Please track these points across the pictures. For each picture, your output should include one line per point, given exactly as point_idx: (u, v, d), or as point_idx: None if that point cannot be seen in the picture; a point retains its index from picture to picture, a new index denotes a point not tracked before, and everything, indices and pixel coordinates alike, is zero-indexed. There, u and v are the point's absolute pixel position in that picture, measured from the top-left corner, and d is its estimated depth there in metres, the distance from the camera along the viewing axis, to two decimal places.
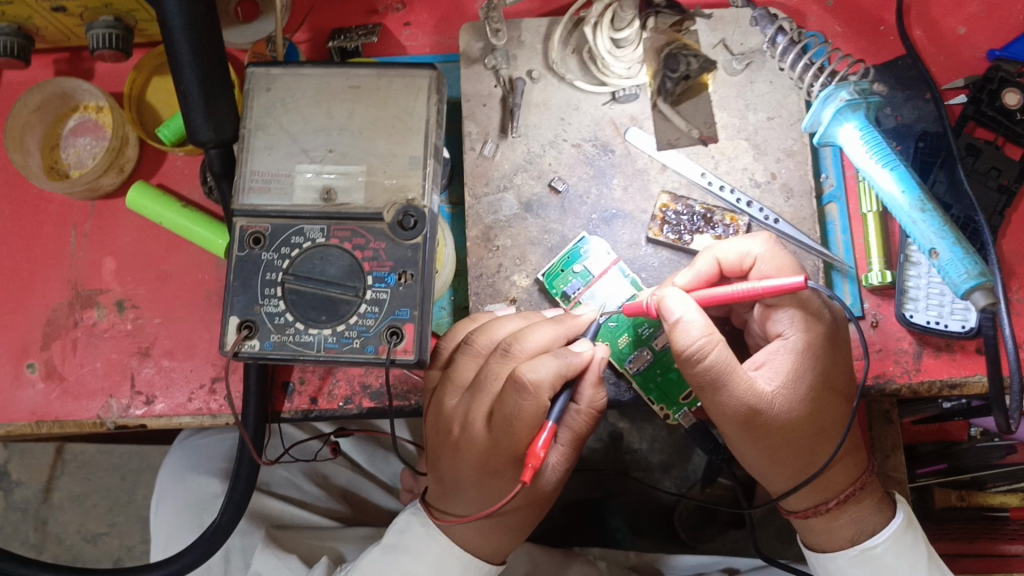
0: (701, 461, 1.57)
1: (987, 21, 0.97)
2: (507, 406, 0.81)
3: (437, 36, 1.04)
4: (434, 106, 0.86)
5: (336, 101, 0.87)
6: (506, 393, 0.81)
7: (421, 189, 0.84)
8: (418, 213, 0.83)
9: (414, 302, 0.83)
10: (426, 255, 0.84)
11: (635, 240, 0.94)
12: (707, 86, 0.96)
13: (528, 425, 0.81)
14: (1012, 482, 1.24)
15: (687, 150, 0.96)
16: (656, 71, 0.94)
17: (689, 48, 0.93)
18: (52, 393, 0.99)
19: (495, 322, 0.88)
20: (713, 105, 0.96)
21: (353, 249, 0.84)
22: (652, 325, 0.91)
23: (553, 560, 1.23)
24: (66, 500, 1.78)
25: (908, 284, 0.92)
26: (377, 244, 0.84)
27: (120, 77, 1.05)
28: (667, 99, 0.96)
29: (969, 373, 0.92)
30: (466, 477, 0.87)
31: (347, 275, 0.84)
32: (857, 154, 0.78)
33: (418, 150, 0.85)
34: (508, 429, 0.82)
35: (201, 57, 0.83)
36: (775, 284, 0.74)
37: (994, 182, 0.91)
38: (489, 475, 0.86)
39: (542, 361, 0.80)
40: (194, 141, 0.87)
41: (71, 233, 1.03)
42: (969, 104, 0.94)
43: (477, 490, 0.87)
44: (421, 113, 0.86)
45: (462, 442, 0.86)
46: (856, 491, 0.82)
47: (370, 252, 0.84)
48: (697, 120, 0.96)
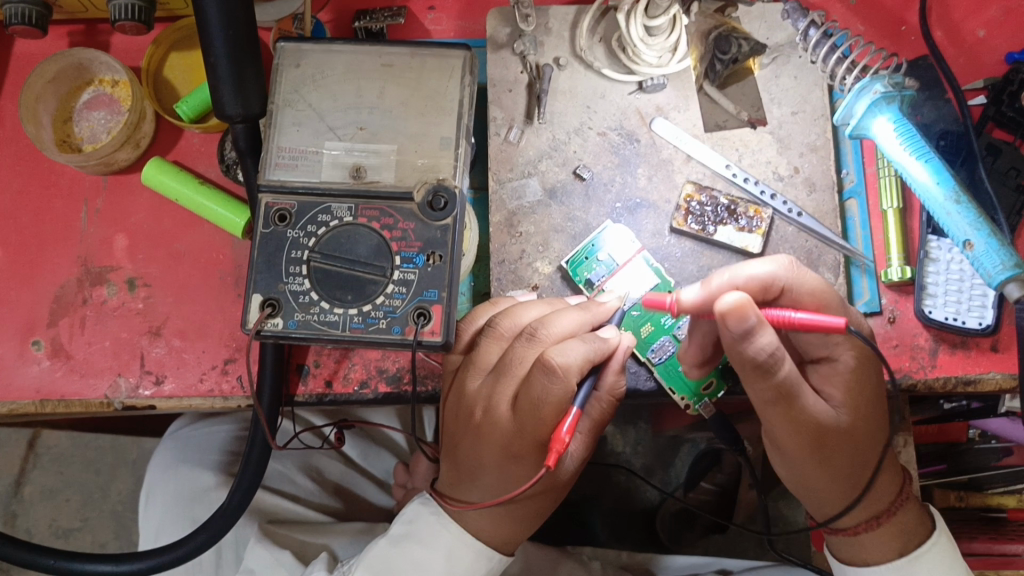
0: (684, 463, 1.58)
1: (1006, 25, 1.01)
2: (533, 391, 0.80)
3: (461, 20, 1.04)
4: (467, 88, 0.86)
5: (368, 79, 0.87)
6: (532, 377, 0.80)
7: (451, 170, 0.84)
8: (449, 194, 0.82)
9: (442, 284, 0.81)
10: (455, 236, 0.82)
11: (658, 230, 0.94)
12: (753, 72, 0.98)
13: (554, 411, 0.79)
14: (1009, 483, 1.23)
15: (735, 132, 0.96)
16: (702, 54, 0.97)
17: (738, 31, 0.95)
18: (58, 371, 0.96)
19: (519, 307, 0.87)
20: (759, 88, 0.97)
21: (381, 228, 0.82)
22: (675, 315, 0.90)
23: (546, 557, 1.21)
24: (38, 493, 1.76)
25: (927, 280, 0.93)
26: (405, 225, 0.82)
27: (138, 52, 1.04)
28: (713, 82, 0.98)
29: (984, 371, 0.92)
30: (485, 462, 0.85)
31: (375, 255, 0.82)
32: (892, 146, 0.81)
33: (450, 131, 0.85)
34: (534, 415, 0.80)
35: (230, 29, 0.81)
36: (810, 317, 0.69)
37: (1013, 182, 0.94)
38: (510, 462, 0.84)
39: (571, 345, 0.79)
40: (222, 115, 0.86)
41: (83, 208, 1.01)
42: (989, 104, 0.96)
43: (496, 476, 0.86)
44: (454, 94, 0.86)
45: (483, 426, 0.84)
46: (903, 502, 0.84)
47: (398, 232, 0.82)
48: (745, 103, 0.97)
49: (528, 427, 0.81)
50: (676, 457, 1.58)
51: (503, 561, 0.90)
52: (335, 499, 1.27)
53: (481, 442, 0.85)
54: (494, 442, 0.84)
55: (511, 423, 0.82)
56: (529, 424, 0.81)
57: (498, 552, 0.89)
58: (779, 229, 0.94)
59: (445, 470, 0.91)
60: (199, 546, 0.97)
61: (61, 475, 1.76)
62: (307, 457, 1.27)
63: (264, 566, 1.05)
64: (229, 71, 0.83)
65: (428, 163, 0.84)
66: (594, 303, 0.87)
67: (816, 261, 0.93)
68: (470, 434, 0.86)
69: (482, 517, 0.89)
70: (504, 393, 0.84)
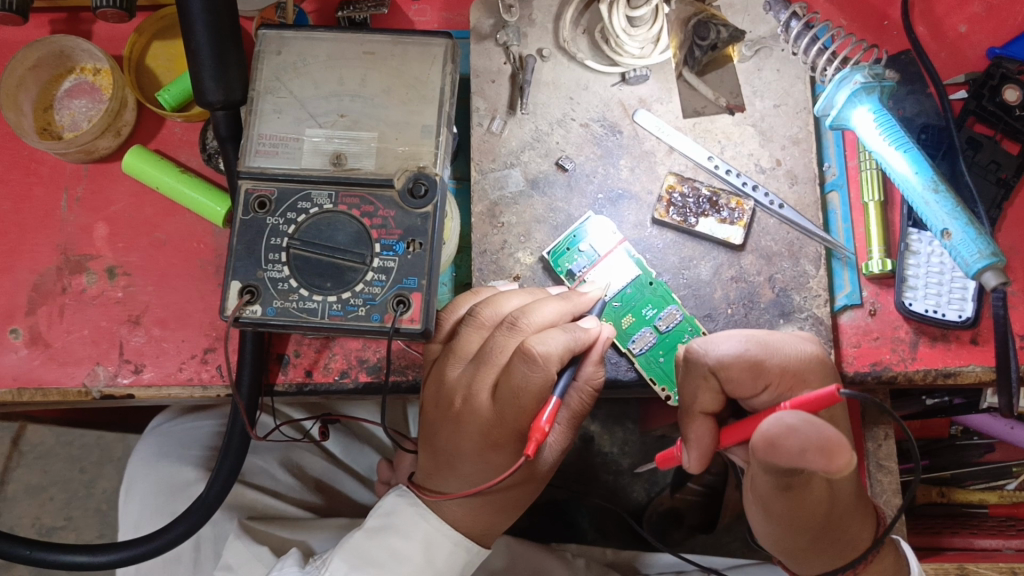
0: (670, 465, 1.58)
1: (988, 20, 1.01)
2: (513, 377, 0.80)
3: (446, 12, 1.04)
4: (448, 76, 0.86)
5: (349, 68, 0.86)
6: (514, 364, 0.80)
7: (432, 158, 0.84)
8: (430, 181, 0.82)
9: (422, 271, 0.81)
10: (436, 224, 0.82)
11: (640, 221, 0.94)
12: (732, 60, 0.98)
13: (537, 396, 0.79)
14: (990, 480, 1.24)
15: (713, 118, 0.97)
16: (682, 42, 0.96)
17: (718, 18, 0.94)
18: (36, 359, 0.95)
19: (501, 296, 0.87)
20: (739, 76, 0.97)
21: (362, 216, 0.82)
22: (656, 307, 0.90)
23: (530, 551, 1.21)
24: (21, 491, 1.75)
25: (908, 272, 0.93)
26: (386, 212, 0.82)
27: (120, 40, 1.03)
28: (693, 68, 0.98)
29: (964, 363, 0.93)
30: (467, 450, 0.85)
31: (354, 242, 0.81)
32: (870, 136, 0.82)
33: (432, 119, 0.85)
34: (516, 400, 0.80)
35: (213, 14, 0.82)
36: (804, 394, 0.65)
37: (994, 176, 0.94)
38: (490, 449, 0.84)
39: (551, 333, 0.79)
40: (202, 102, 0.85)
41: (63, 196, 1.00)
42: (970, 99, 0.97)
43: (478, 465, 0.85)
44: (435, 82, 0.86)
45: (465, 414, 0.84)
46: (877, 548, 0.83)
47: (378, 220, 0.82)
48: (723, 90, 0.98)
49: (510, 412, 0.81)
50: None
51: (481, 552, 0.90)
52: (315, 495, 1.27)
53: (462, 429, 0.85)
54: (476, 429, 0.84)
55: (491, 407, 0.82)
56: (510, 409, 0.81)
57: (477, 542, 0.89)
58: (761, 222, 0.94)
59: (423, 461, 0.91)
60: (176, 538, 0.96)
61: (45, 474, 1.74)
62: (288, 451, 1.27)
63: (243, 559, 1.05)
64: (210, 56, 0.82)
65: (407, 151, 0.84)
66: (575, 293, 0.87)
67: (797, 253, 0.93)
68: (452, 420, 0.86)
69: (462, 508, 0.88)
70: (485, 380, 0.84)
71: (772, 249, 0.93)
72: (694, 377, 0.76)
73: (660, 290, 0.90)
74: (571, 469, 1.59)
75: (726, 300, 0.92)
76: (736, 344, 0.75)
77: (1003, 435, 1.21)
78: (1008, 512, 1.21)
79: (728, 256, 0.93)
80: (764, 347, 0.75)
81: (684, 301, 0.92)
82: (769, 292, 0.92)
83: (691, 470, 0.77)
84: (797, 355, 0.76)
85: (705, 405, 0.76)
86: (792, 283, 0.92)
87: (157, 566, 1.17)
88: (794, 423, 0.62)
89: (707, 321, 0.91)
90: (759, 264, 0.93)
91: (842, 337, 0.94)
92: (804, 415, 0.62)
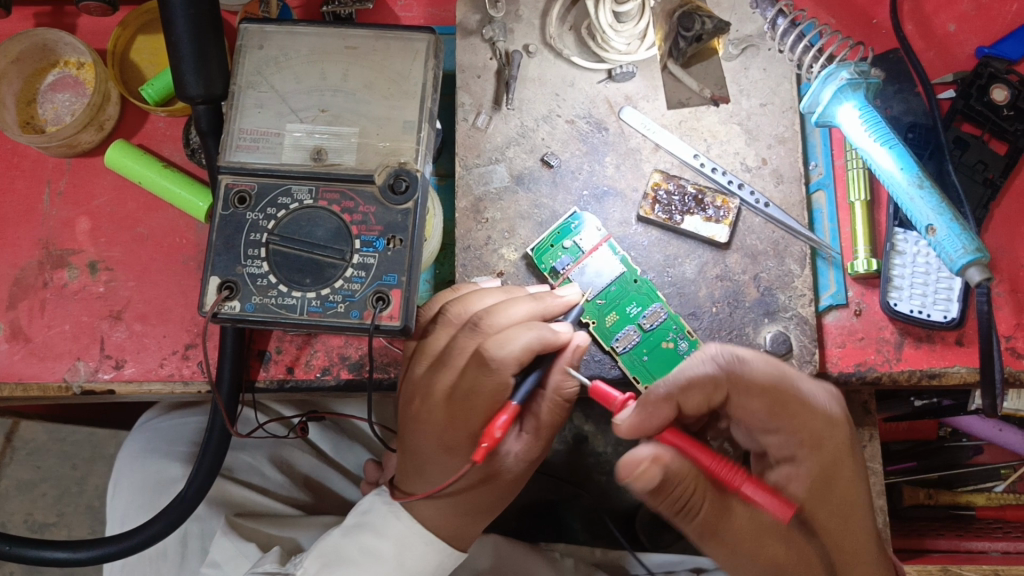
0: None
1: (977, 20, 1.01)
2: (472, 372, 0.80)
3: (432, 8, 1.04)
4: (431, 70, 0.86)
5: (330, 65, 0.86)
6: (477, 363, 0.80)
7: (413, 154, 0.83)
8: (411, 178, 0.81)
9: (402, 268, 0.80)
10: (417, 221, 0.81)
11: (625, 219, 0.93)
12: (718, 52, 0.97)
13: (492, 393, 0.79)
14: (979, 482, 1.24)
15: (697, 109, 0.96)
16: (666, 33, 0.95)
17: (703, 9, 0.93)
18: (17, 353, 0.95)
19: (476, 294, 0.86)
20: (723, 69, 0.97)
21: (341, 211, 0.81)
22: (641, 304, 0.90)
23: (517, 550, 1.21)
24: (12, 487, 1.74)
25: (893, 272, 0.93)
26: (366, 208, 0.82)
27: (104, 34, 1.03)
28: (677, 60, 0.97)
29: (948, 364, 0.92)
30: (427, 444, 0.85)
31: (334, 237, 0.81)
32: (855, 133, 0.81)
33: (412, 115, 0.85)
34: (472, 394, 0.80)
35: (193, 8, 0.81)
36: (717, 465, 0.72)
37: (980, 176, 0.94)
38: (449, 445, 0.84)
39: (514, 334, 0.78)
40: (182, 96, 0.85)
41: (46, 189, 1.00)
42: (958, 98, 0.96)
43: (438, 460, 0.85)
44: (418, 76, 0.86)
45: (422, 408, 0.84)
46: None
47: (358, 216, 0.81)
48: (708, 82, 0.97)
49: (464, 407, 0.81)
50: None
51: (455, 555, 0.89)
52: (304, 492, 1.26)
53: (421, 423, 0.85)
54: (436, 425, 0.84)
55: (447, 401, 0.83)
56: (466, 403, 0.81)
57: (446, 541, 0.88)
58: (746, 221, 0.93)
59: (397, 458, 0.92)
60: (156, 534, 0.95)
61: (37, 470, 1.74)
62: (277, 448, 1.27)
63: (227, 556, 1.05)
64: (191, 49, 0.82)
65: (389, 147, 0.83)
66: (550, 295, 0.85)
67: (782, 252, 0.92)
68: (413, 414, 0.86)
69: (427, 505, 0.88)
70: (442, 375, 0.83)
71: (757, 248, 0.93)
72: (684, 367, 0.75)
73: (645, 287, 0.90)
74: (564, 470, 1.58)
75: (710, 299, 0.91)
76: (768, 373, 0.75)
77: (991, 437, 1.21)
78: (995, 514, 1.19)
79: (713, 254, 0.93)
80: (789, 387, 0.75)
81: (669, 299, 0.91)
82: (754, 291, 0.92)
83: (621, 424, 0.73)
84: (819, 406, 0.76)
85: (689, 402, 0.74)
86: (777, 282, 0.92)
87: (141, 564, 1.17)
88: (648, 450, 0.71)
89: (692, 319, 0.91)
90: (744, 263, 0.92)
91: (827, 337, 0.94)
92: (661, 447, 0.71)
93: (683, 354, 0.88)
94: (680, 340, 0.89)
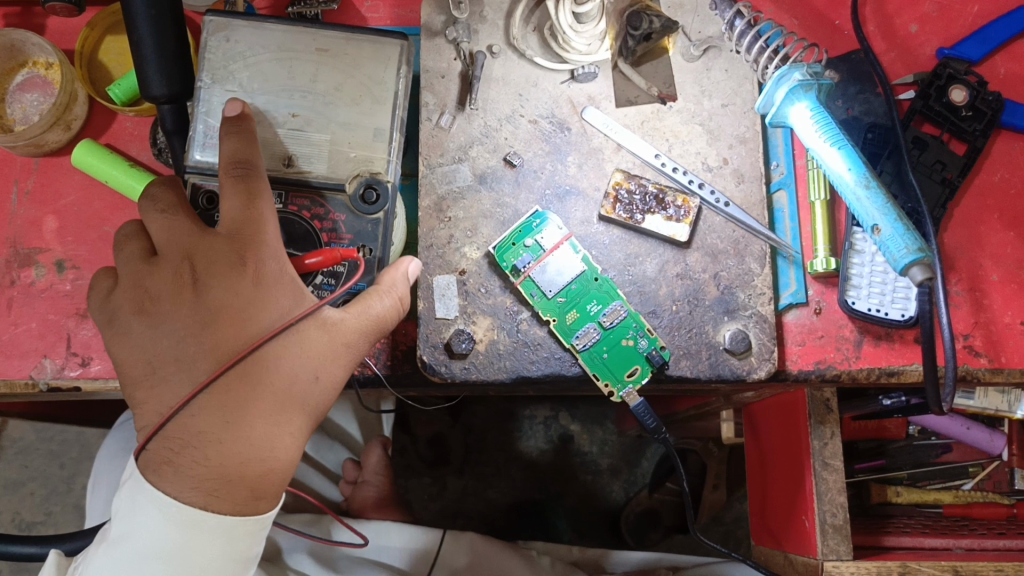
0: (649, 467, 1.68)
1: (939, 21, 1.02)
2: (256, 322, 0.73)
3: (398, 8, 1.06)
4: (402, 76, 0.88)
5: (298, 66, 0.87)
6: (251, 172, 0.77)
7: (385, 163, 0.86)
8: (382, 188, 0.84)
9: (372, 275, 0.83)
10: (385, 230, 0.85)
11: (587, 218, 0.94)
12: (667, 51, 0.98)
13: (339, 323, 0.75)
14: (947, 480, 1.26)
15: (644, 107, 0.97)
16: (618, 32, 0.97)
17: (652, 9, 0.95)
18: None
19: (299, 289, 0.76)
20: (672, 67, 0.98)
21: (312, 218, 0.84)
22: (601, 303, 0.91)
23: (496, 550, 1.23)
24: None
25: (852, 271, 0.94)
26: (337, 215, 0.84)
27: (72, 35, 1.04)
28: (628, 59, 0.97)
29: (907, 363, 0.94)
30: (175, 469, 0.71)
31: (306, 243, 0.83)
32: (807, 133, 0.83)
33: (384, 122, 0.86)
34: (198, 356, 0.72)
35: (155, 6, 0.83)
36: None
37: (938, 175, 0.95)
38: (201, 499, 0.72)
39: (370, 302, 0.77)
40: (147, 96, 0.85)
41: (13, 189, 1.00)
42: (917, 99, 0.97)
43: (296, 352, 0.73)
44: (390, 84, 0.87)
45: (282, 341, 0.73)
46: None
47: (329, 223, 0.84)
48: (656, 80, 0.98)
49: (248, 319, 0.73)
50: (642, 458, 1.68)
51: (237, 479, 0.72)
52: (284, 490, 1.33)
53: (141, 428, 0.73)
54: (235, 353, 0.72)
55: (144, 305, 0.74)
56: (239, 315, 0.73)
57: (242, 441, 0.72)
58: (707, 220, 0.94)
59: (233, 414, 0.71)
60: None
61: (24, 469, 1.73)
62: None
63: None
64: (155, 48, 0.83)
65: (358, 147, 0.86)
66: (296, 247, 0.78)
67: (742, 251, 0.93)
68: (160, 462, 0.71)
69: (206, 465, 0.71)
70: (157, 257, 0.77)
71: (717, 246, 0.93)
72: None
73: (605, 285, 0.91)
74: (555, 470, 1.67)
75: (670, 297, 0.92)
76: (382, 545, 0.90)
77: (959, 435, 1.26)
78: (963, 512, 1.20)
79: (674, 254, 0.93)
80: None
81: (630, 298, 0.92)
82: (714, 289, 0.93)
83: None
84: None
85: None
86: (736, 280, 0.93)
87: None
88: None
89: (651, 317, 0.92)
90: (705, 262, 0.93)
91: (787, 335, 0.95)
92: None
93: (643, 352, 0.90)
94: (640, 338, 0.90)
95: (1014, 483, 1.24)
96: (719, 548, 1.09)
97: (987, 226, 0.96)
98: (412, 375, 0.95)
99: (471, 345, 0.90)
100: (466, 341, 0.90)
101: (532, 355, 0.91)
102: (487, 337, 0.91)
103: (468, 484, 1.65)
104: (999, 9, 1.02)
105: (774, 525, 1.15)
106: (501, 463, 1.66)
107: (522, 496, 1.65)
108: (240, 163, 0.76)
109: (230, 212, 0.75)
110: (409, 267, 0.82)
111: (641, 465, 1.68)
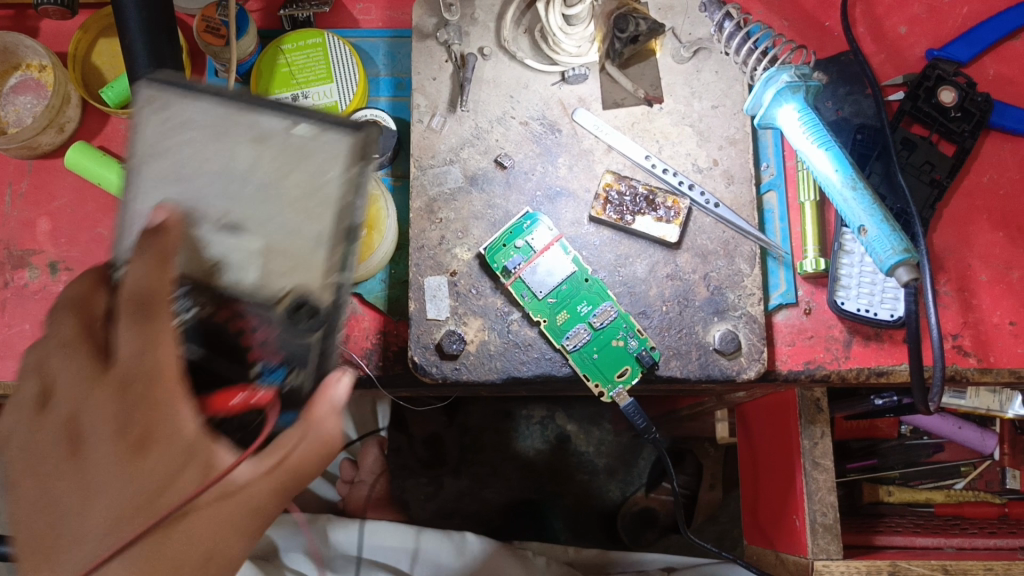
0: (645, 467, 1.68)
1: (928, 23, 1.02)
2: (166, 500, 0.63)
3: (390, 10, 1.08)
4: (350, 176, 0.67)
5: (231, 153, 0.69)
6: (144, 309, 0.61)
7: (323, 278, 0.67)
8: (321, 306, 0.67)
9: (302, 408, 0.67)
10: (322, 352, 0.67)
11: (577, 219, 0.95)
12: (655, 53, 0.98)
13: (241, 491, 0.63)
14: (938, 479, 1.27)
15: (631, 109, 0.97)
16: (605, 34, 0.96)
17: (639, 11, 0.95)
18: None
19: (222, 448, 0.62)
20: (660, 69, 0.98)
21: (236, 323, 0.65)
22: (591, 303, 0.91)
23: (493, 555, 1.21)
24: None
25: (841, 272, 0.94)
26: (265, 327, 0.65)
27: (65, 37, 1.05)
28: (615, 61, 0.97)
29: (897, 362, 0.94)
30: None
31: (229, 354, 0.64)
32: (795, 134, 0.83)
33: (327, 226, 0.67)
34: (96, 509, 0.63)
35: (146, 10, 0.83)
36: None
37: (927, 176, 0.95)
38: None
39: (290, 449, 0.64)
40: (139, 98, 0.86)
41: (6, 191, 1.01)
42: (906, 100, 0.97)
43: (190, 535, 0.63)
44: (332, 180, 0.67)
45: (175, 487, 0.62)
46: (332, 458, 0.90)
47: (256, 335, 0.65)
48: (643, 82, 0.98)
49: (146, 451, 0.62)
50: (638, 458, 1.68)
51: None
52: None
53: None
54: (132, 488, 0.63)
55: (34, 472, 0.66)
56: (148, 497, 0.63)
57: None
58: (697, 221, 0.94)
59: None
60: None
61: None
62: None
63: None
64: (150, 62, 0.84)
65: (291, 264, 0.67)
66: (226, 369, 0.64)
67: (732, 252, 0.94)
68: None
69: None
70: (50, 404, 0.67)
71: (707, 247, 0.94)
72: None
73: (595, 286, 0.91)
74: (551, 470, 1.68)
75: (661, 298, 0.93)
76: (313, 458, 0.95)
77: (951, 435, 1.26)
78: (954, 511, 1.20)
79: (665, 254, 0.94)
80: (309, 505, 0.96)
81: (620, 298, 0.93)
82: (704, 290, 0.93)
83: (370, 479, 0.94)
84: None
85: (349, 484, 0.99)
86: (726, 281, 0.93)
87: None
88: None
89: (642, 318, 0.92)
90: (694, 263, 0.93)
91: (776, 335, 0.96)
92: None
93: (633, 352, 0.90)
94: (630, 338, 0.90)
95: (1005, 483, 1.25)
96: (711, 548, 1.11)
97: (976, 227, 0.97)
98: (403, 376, 0.96)
99: (462, 346, 0.91)
100: (457, 342, 0.90)
101: (523, 356, 0.91)
102: (478, 337, 0.92)
103: (464, 485, 1.65)
104: (989, 11, 1.03)
105: (766, 524, 1.16)
106: (497, 464, 1.66)
107: (518, 496, 1.65)
108: (139, 302, 0.61)
109: (128, 358, 0.61)
110: (340, 387, 0.67)
111: (637, 465, 1.68)
